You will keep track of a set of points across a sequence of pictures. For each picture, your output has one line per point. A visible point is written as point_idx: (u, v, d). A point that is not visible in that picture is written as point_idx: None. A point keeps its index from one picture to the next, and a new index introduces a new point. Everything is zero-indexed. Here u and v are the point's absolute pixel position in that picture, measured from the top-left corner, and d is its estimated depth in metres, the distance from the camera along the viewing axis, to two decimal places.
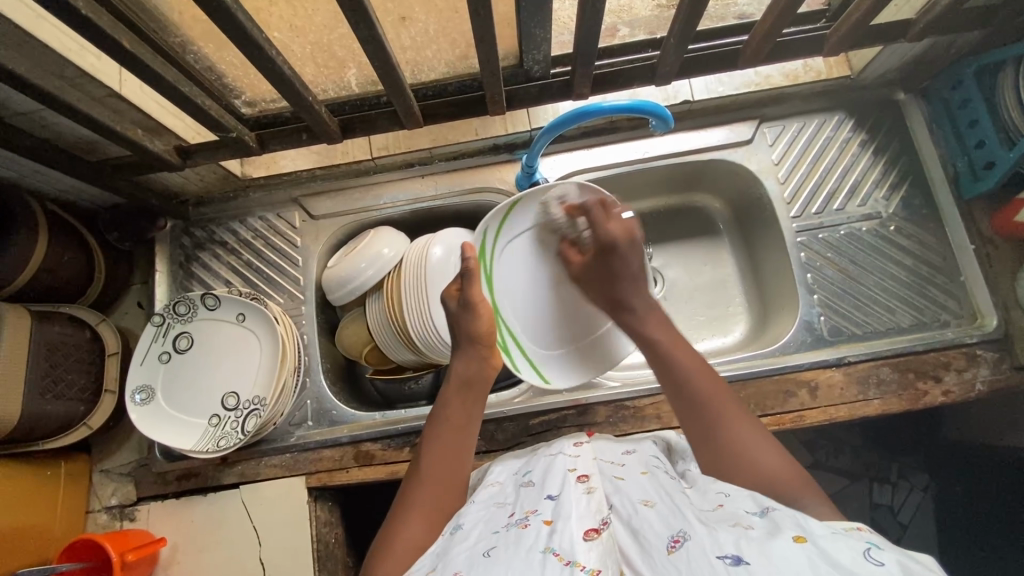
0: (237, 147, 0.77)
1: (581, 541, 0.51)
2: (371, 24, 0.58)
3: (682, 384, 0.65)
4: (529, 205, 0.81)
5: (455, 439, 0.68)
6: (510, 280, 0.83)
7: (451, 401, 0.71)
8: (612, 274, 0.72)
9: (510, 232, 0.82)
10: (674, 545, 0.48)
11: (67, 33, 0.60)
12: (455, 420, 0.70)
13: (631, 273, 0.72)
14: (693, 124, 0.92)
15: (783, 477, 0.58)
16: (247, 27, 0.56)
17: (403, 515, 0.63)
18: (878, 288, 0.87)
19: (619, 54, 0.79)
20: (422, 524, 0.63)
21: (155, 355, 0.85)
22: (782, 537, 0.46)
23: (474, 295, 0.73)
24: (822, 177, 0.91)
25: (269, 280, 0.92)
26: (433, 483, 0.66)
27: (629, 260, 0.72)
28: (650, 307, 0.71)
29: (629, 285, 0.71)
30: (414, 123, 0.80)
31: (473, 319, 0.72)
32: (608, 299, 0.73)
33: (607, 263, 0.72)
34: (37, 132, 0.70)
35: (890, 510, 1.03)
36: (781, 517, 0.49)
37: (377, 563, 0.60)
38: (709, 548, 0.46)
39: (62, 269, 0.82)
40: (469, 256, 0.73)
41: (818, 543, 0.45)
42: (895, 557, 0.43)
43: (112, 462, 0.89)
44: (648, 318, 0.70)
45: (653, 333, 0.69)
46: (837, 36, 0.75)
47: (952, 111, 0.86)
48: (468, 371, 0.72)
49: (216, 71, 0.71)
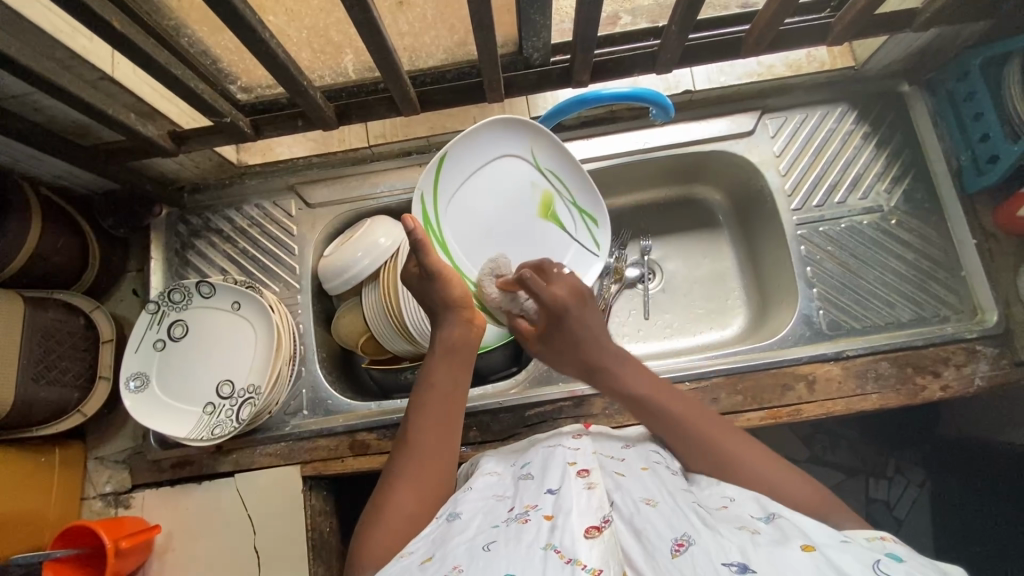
0: (233, 133, 0.77)
1: (582, 540, 0.50)
2: (366, 6, 0.57)
3: (674, 426, 0.64)
4: (456, 155, 0.77)
5: (443, 409, 0.67)
6: (464, 241, 0.78)
7: (438, 371, 0.68)
8: (566, 342, 0.69)
9: (445, 191, 0.77)
10: (677, 549, 0.47)
11: (58, 13, 0.60)
12: (442, 389, 0.68)
13: (591, 335, 0.69)
14: (694, 115, 0.91)
15: (803, 494, 0.59)
16: (240, 10, 0.55)
17: (393, 488, 0.63)
18: (878, 282, 0.86)
19: (622, 42, 0.77)
20: (413, 497, 0.62)
21: (150, 343, 0.84)
22: (790, 545, 0.46)
23: (434, 264, 0.69)
24: (824, 170, 0.90)
25: (264, 268, 0.92)
26: (424, 455, 0.65)
27: (583, 319, 0.69)
28: (627, 363, 0.68)
29: (594, 348, 0.68)
30: (411, 109, 0.79)
31: (445, 287, 0.69)
32: (579, 364, 0.69)
33: (560, 334, 0.69)
34: (29, 115, 0.69)
35: (886, 505, 1.04)
36: (788, 526, 0.50)
37: (367, 530, 0.60)
38: (714, 554, 0.46)
39: (56, 255, 0.81)
40: (412, 228, 0.66)
41: (826, 553, 0.46)
42: (904, 572, 0.44)
43: (108, 449, 0.89)
44: (627, 374, 0.67)
45: (635, 389, 0.66)
46: (842, 24, 0.73)
47: (957, 103, 0.84)
48: (454, 336, 0.70)
49: (210, 56, 0.70)
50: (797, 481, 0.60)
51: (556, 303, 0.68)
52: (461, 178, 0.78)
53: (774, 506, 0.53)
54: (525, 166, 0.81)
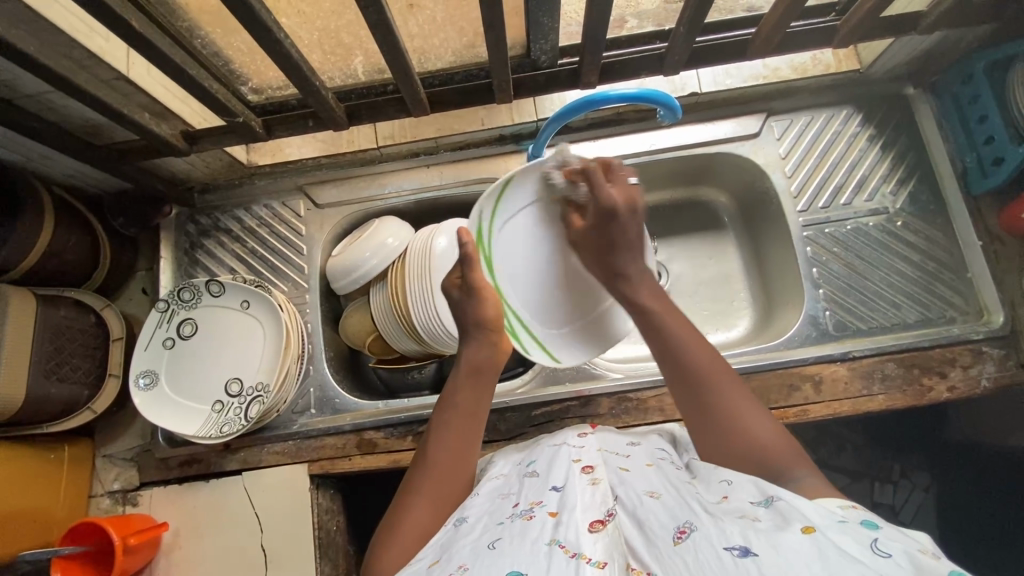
0: (245, 133, 0.78)
1: (586, 534, 0.51)
2: (380, 7, 0.58)
3: (676, 356, 0.61)
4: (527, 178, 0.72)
5: (462, 427, 0.67)
6: (514, 261, 0.75)
7: (461, 389, 0.68)
8: (607, 243, 0.66)
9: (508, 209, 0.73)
10: (680, 536, 0.47)
11: (76, 13, 0.61)
12: (465, 410, 0.67)
13: (629, 241, 0.66)
14: (700, 117, 0.91)
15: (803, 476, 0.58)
16: (256, 9, 0.56)
17: (411, 504, 0.63)
18: (884, 283, 0.87)
19: (628, 44, 0.78)
20: (430, 512, 0.62)
21: (160, 341, 0.85)
22: (790, 529, 0.45)
23: (478, 280, 0.69)
24: (830, 171, 0.90)
25: (273, 268, 0.93)
26: (443, 473, 0.65)
27: (628, 231, 0.65)
28: (645, 275, 0.66)
29: (625, 253, 0.65)
30: (421, 110, 0.80)
31: (480, 305, 0.69)
32: (602, 268, 0.67)
33: (600, 231, 0.66)
34: (44, 114, 0.70)
35: (892, 509, 1.04)
36: (786, 509, 0.48)
37: (383, 547, 0.60)
38: (715, 539, 0.45)
39: (68, 252, 0.82)
40: (466, 241, 0.68)
41: (827, 535, 0.44)
42: (901, 547, 0.43)
43: (115, 447, 0.89)
44: (644, 288, 0.65)
45: (648, 302, 0.64)
46: (847, 27, 0.74)
47: (962, 106, 0.84)
48: (480, 357, 0.69)
49: (222, 57, 0.71)
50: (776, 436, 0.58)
51: (609, 204, 0.65)
52: (530, 201, 0.73)
53: (774, 489, 0.51)
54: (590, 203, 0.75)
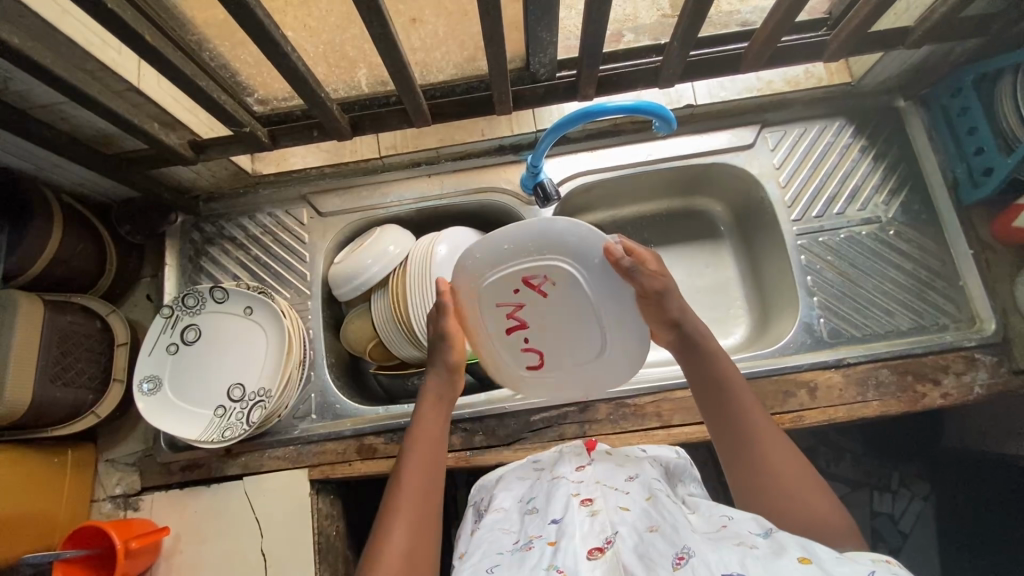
0: (251, 143, 0.80)
1: (585, 561, 0.53)
2: (385, 22, 0.60)
3: (728, 417, 0.64)
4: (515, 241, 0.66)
5: (431, 455, 0.66)
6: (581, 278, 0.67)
7: (426, 416, 0.69)
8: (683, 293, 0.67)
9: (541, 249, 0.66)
10: (678, 562, 0.48)
11: (91, 28, 0.63)
12: (431, 435, 0.67)
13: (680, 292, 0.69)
14: (695, 129, 0.93)
15: (809, 502, 0.58)
16: (265, 24, 0.58)
17: (387, 530, 0.59)
18: (877, 291, 0.88)
19: (625, 58, 0.80)
20: (408, 538, 0.59)
21: (164, 346, 0.86)
22: (787, 558, 0.47)
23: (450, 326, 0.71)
24: (823, 181, 0.92)
25: (277, 275, 0.94)
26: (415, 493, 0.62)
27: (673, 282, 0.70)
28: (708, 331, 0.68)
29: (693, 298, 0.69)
30: (423, 121, 0.81)
31: (450, 348, 0.71)
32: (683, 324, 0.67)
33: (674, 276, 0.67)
34: (57, 124, 0.72)
35: (891, 519, 1.03)
36: (786, 540, 0.49)
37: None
38: (713, 565, 0.47)
39: (74, 259, 0.83)
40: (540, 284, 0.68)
41: (824, 565, 0.45)
42: None
43: (118, 452, 0.90)
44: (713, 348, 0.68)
45: (718, 362, 0.67)
46: (837, 42, 0.76)
47: (951, 117, 0.87)
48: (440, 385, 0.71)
49: (230, 69, 0.73)
50: (805, 490, 0.59)
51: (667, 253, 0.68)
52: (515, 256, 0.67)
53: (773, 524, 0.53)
54: (466, 259, 0.68)
